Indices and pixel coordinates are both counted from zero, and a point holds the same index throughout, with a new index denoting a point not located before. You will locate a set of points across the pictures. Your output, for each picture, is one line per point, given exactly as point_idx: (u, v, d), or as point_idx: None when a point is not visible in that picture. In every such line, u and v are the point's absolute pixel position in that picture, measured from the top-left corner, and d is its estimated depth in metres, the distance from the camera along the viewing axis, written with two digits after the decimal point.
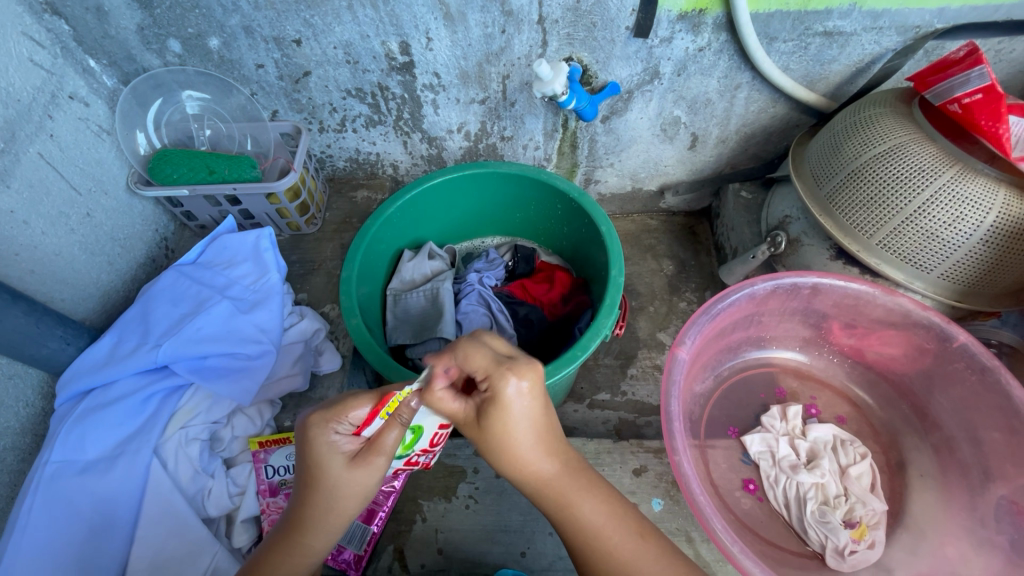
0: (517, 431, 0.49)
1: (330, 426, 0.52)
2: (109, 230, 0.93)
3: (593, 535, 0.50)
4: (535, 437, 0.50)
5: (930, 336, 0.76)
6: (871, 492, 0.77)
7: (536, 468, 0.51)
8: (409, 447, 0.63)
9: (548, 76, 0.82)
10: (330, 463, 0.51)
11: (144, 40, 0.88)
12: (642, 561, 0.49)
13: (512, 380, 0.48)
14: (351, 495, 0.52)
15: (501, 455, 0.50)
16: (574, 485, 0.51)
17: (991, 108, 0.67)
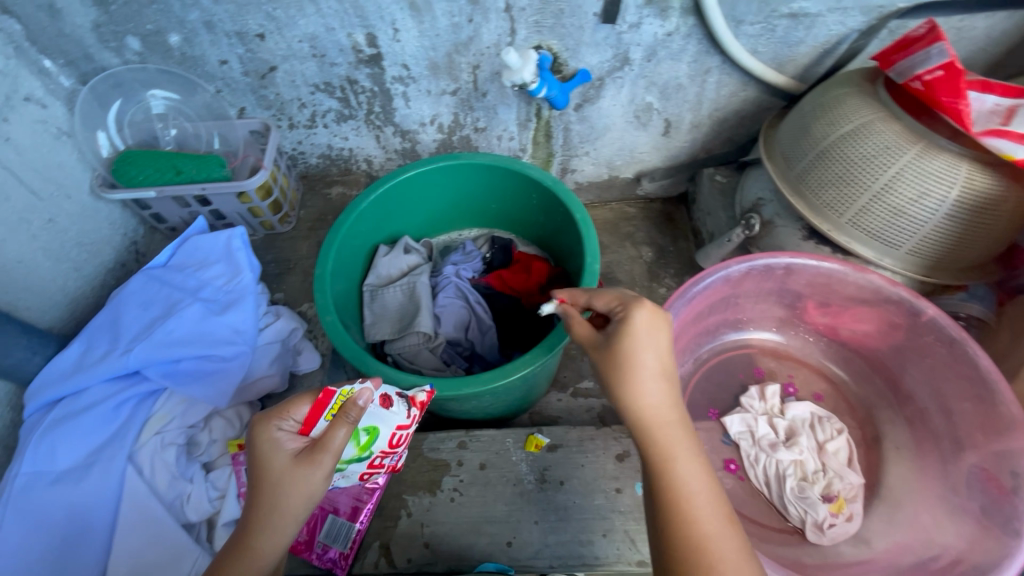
0: (645, 354, 0.53)
1: (275, 422, 0.54)
2: (74, 236, 0.90)
3: (689, 491, 0.49)
4: (656, 374, 0.53)
5: (900, 311, 0.78)
6: (848, 466, 0.79)
7: (654, 404, 0.52)
8: (367, 448, 0.61)
9: (517, 64, 0.81)
10: (274, 459, 0.52)
11: (101, 38, 0.86)
12: (723, 536, 0.47)
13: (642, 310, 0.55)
14: (297, 495, 0.51)
15: (620, 377, 0.53)
16: (685, 442, 0.51)
17: (952, 84, 0.69)
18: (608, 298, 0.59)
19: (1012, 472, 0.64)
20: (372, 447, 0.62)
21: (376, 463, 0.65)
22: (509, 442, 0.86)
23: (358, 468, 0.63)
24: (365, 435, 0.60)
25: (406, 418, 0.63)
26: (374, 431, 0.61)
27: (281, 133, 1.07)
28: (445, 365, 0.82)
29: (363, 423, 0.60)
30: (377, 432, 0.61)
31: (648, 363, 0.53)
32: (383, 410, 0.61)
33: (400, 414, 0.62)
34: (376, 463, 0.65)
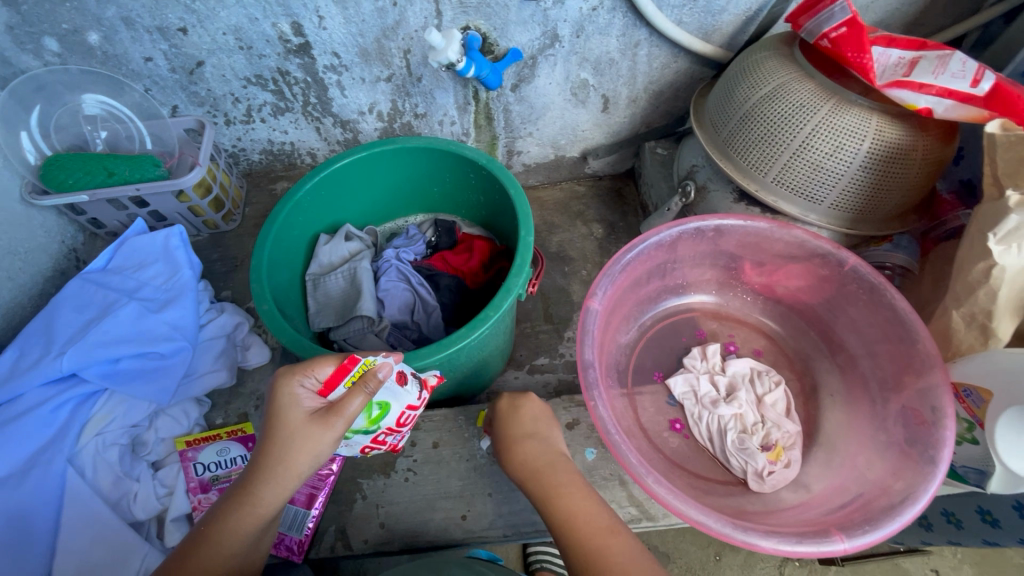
0: (512, 427, 0.67)
1: (300, 380, 0.54)
2: (5, 244, 0.88)
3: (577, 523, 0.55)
4: (525, 437, 0.65)
5: (826, 263, 0.81)
6: (786, 416, 0.82)
7: (532, 466, 0.62)
8: (375, 423, 0.61)
9: (441, 44, 0.82)
10: (291, 413, 0.53)
11: (16, 40, 0.84)
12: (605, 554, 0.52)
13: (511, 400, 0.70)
14: (309, 452, 0.52)
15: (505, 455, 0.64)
16: (566, 483, 0.59)
17: (855, 40, 0.71)
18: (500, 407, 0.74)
19: (931, 406, 0.67)
20: (381, 421, 0.61)
21: (379, 437, 0.64)
22: (462, 419, 0.87)
23: (360, 438, 0.62)
24: (377, 410, 0.60)
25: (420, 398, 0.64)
26: (388, 405, 0.60)
27: (217, 130, 1.07)
28: (391, 348, 0.82)
29: (377, 397, 0.59)
30: (391, 407, 0.60)
31: (524, 429, 0.66)
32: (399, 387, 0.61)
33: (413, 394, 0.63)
34: (379, 437, 0.64)
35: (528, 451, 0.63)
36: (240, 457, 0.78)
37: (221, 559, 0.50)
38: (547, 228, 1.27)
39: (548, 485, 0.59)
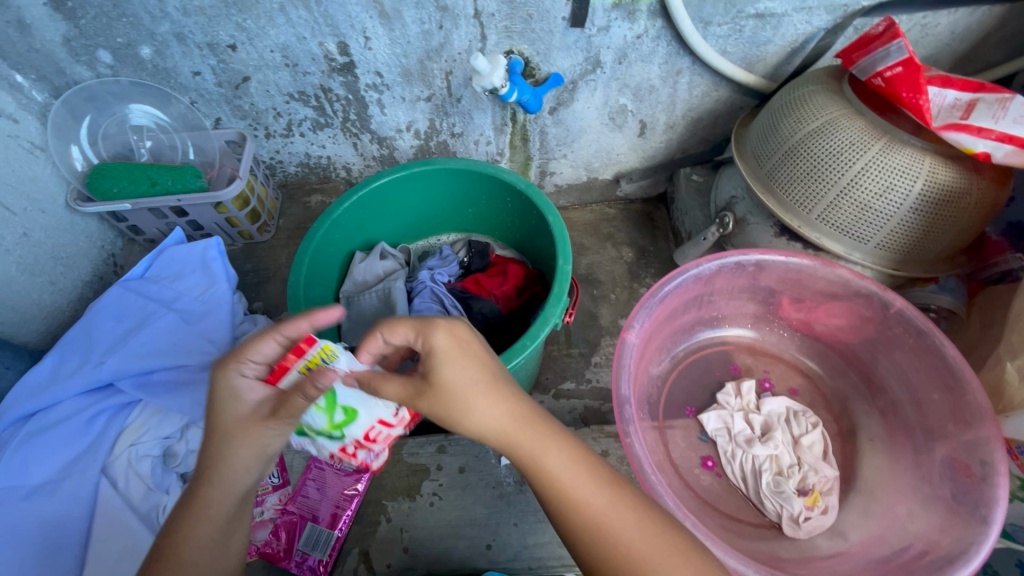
0: (459, 374, 0.46)
1: (232, 368, 0.50)
2: (49, 249, 0.90)
3: (572, 489, 0.46)
4: (485, 393, 0.46)
5: (870, 304, 0.79)
6: (824, 459, 0.79)
7: (490, 426, 0.46)
8: (338, 429, 0.55)
9: (486, 69, 0.82)
10: (231, 405, 0.49)
11: (72, 52, 0.86)
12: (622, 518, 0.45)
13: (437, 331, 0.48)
14: (253, 443, 0.48)
15: (448, 411, 0.46)
16: (545, 435, 0.47)
17: (911, 79, 0.70)
18: (399, 330, 0.50)
19: (981, 460, 0.65)
20: (348, 420, 0.55)
21: (345, 449, 0.57)
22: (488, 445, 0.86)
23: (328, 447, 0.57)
24: (341, 414, 0.55)
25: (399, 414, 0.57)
26: (355, 406, 0.55)
27: (258, 143, 1.08)
28: None
29: (343, 399, 0.55)
30: (359, 411, 0.55)
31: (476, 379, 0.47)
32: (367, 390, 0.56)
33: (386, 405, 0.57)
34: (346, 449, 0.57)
35: (483, 410, 0.46)
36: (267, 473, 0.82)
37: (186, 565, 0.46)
38: (577, 249, 1.26)
39: (519, 442, 0.46)
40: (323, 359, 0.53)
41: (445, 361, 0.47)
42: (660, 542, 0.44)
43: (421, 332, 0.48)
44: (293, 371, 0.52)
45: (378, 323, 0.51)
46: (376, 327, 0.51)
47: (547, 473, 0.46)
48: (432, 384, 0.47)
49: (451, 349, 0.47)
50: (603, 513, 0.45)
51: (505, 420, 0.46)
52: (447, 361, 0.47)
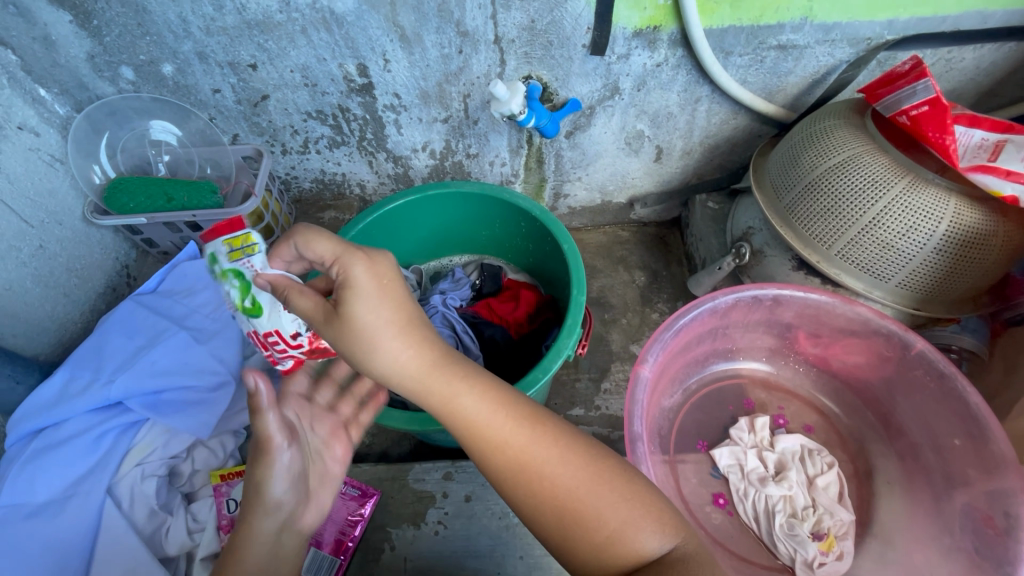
0: (366, 313, 0.46)
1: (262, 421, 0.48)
2: (64, 261, 0.91)
3: (485, 429, 0.49)
4: (394, 331, 0.47)
5: (890, 344, 0.77)
6: (839, 502, 0.78)
7: (399, 371, 0.48)
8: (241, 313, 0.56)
9: (505, 96, 0.82)
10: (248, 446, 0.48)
11: (95, 67, 0.87)
12: (537, 446, 0.49)
13: (356, 261, 0.47)
14: (267, 506, 0.48)
15: (356, 347, 0.47)
16: (454, 380, 0.49)
17: (938, 119, 0.69)
18: (320, 245, 0.48)
19: (1005, 511, 0.63)
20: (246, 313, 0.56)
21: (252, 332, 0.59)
22: None
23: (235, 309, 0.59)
24: (246, 303, 0.55)
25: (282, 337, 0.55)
26: (255, 306, 0.54)
27: (274, 159, 1.08)
28: None
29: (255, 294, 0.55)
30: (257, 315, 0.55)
31: (383, 316, 0.46)
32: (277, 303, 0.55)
33: (291, 324, 0.57)
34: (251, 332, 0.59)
35: (392, 353, 0.47)
36: None
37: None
38: (589, 271, 1.25)
39: (432, 386, 0.48)
40: (242, 253, 0.54)
41: (357, 292, 0.46)
42: (574, 469, 0.48)
43: (339, 259, 0.47)
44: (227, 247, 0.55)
45: (297, 231, 0.50)
46: (296, 241, 0.50)
47: (459, 416, 0.49)
48: (342, 318, 0.46)
49: (371, 282, 0.46)
50: (518, 450, 0.48)
51: (416, 363, 0.48)
52: (359, 295, 0.46)
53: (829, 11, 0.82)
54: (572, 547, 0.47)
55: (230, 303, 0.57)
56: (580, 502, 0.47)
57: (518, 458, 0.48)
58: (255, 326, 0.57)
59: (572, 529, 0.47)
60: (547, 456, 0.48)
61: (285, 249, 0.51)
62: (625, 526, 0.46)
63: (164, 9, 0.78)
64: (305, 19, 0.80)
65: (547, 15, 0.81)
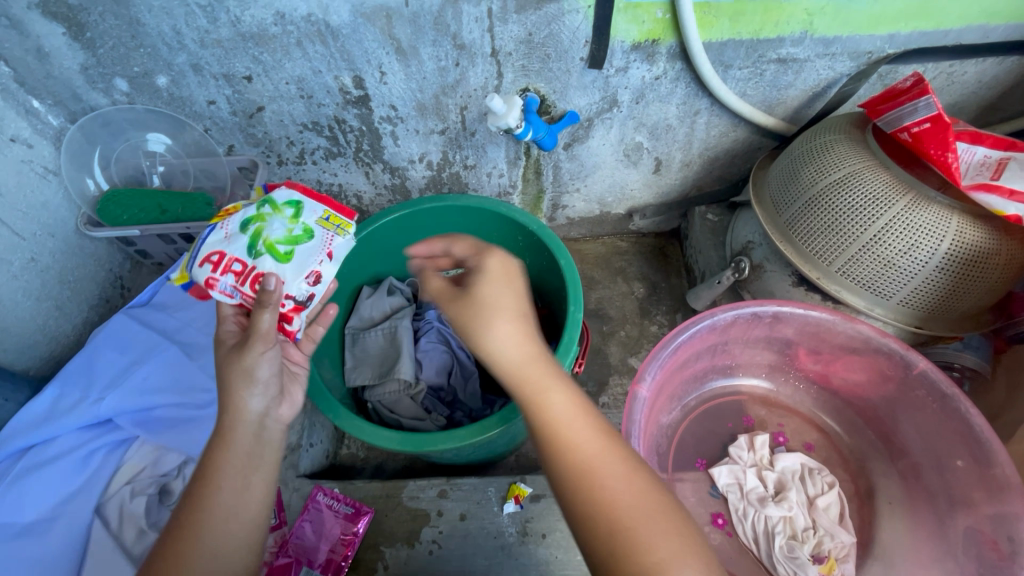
0: (496, 290, 0.58)
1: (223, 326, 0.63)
2: (57, 273, 0.90)
3: (562, 424, 0.50)
4: (513, 313, 0.56)
5: (891, 363, 0.76)
6: (840, 523, 0.76)
7: (505, 347, 0.54)
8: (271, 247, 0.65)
9: (502, 110, 0.81)
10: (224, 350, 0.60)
11: (89, 79, 0.85)
12: (605, 456, 0.48)
13: (493, 256, 0.61)
14: (251, 388, 0.57)
15: (476, 319, 0.56)
16: (548, 373, 0.53)
17: (940, 136, 0.68)
18: (466, 246, 0.65)
19: (1009, 536, 0.62)
20: (271, 254, 0.64)
21: (235, 265, 0.64)
22: (491, 492, 0.83)
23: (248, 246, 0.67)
24: (283, 248, 0.65)
25: (266, 289, 0.59)
26: (291, 255, 0.65)
27: (270, 169, 1.07)
28: (426, 413, 0.81)
29: (299, 248, 0.66)
30: (281, 263, 0.64)
31: (505, 298, 0.57)
32: (308, 266, 0.65)
33: (298, 288, 0.64)
34: (234, 265, 0.64)
35: (502, 331, 0.55)
36: None
37: (207, 537, 0.51)
38: (588, 282, 1.24)
39: (528, 375, 0.53)
40: (329, 227, 0.69)
41: (492, 278, 0.58)
42: (637, 488, 0.46)
43: (477, 254, 0.63)
44: (318, 213, 0.69)
45: (452, 236, 0.68)
46: (444, 244, 0.67)
47: (543, 405, 0.51)
48: (470, 292, 0.58)
49: (501, 274, 0.59)
50: (587, 455, 0.48)
51: (521, 348, 0.54)
52: (492, 277, 0.59)
53: (830, 25, 0.81)
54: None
55: (259, 235, 0.66)
56: (634, 523, 0.44)
57: (584, 463, 0.47)
58: (261, 263, 0.64)
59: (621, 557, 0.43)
60: (613, 467, 0.47)
61: (437, 243, 0.68)
62: (674, 559, 0.42)
63: (157, 21, 0.77)
64: (300, 32, 0.79)
65: (545, 28, 0.80)
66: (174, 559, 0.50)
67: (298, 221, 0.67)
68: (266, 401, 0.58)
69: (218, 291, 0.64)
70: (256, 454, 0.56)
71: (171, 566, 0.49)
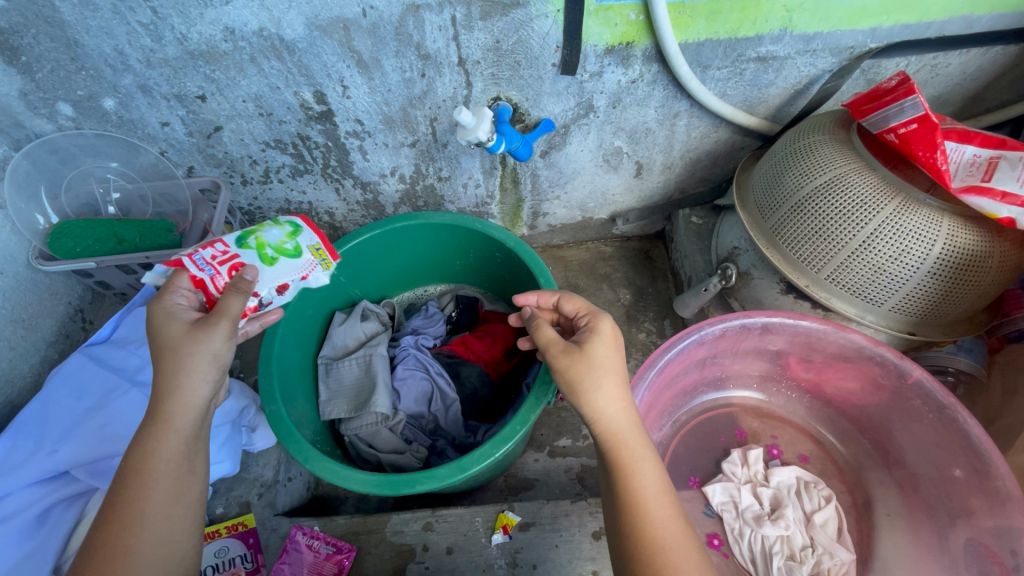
0: (608, 353, 0.56)
1: (167, 298, 0.58)
2: (8, 312, 0.84)
3: (649, 500, 0.49)
4: (618, 380, 0.54)
5: (886, 372, 0.74)
6: (838, 539, 0.74)
7: (611, 410, 0.53)
8: (259, 247, 0.67)
9: (471, 123, 0.77)
10: (171, 326, 0.56)
11: (30, 105, 0.80)
12: (679, 541, 0.48)
13: (605, 320, 0.60)
14: (201, 375, 0.54)
15: (585, 375, 0.54)
16: (643, 446, 0.53)
17: (927, 138, 0.65)
18: (578, 303, 0.64)
19: (1011, 550, 0.60)
20: (258, 251, 0.66)
21: (218, 245, 0.64)
22: (479, 522, 0.80)
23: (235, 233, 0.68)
24: (270, 252, 0.67)
25: (245, 278, 0.61)
26: (277, 262, 0.67)
27: (234, 190, 1.02)
28: (406, 444, 0.78)
29: (283, 259, 0.68)
30: (264, 264, 0.66)
31: (614, 363, 0.55)
32: (282, 279, 0.67)
33: (270, 290, 0.66)
34: (219, 246, 0.64)
35: (611, 394, 0.54)
36: (240, 557, 0.77)
37: (152, 526, 0.50)
38: (573, 291, 1.21)
39: (623, 440, 0.52)
40: (318, 257, 0.71)
41: (610, 340, 0.57)
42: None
43: (591, 314, 0.62)
44: (313, 240, 0.71)
45: (562, 291, 0.67)
46: (557, 295, 0.66)
47: (635, 476, 0.51)
48: (582, 349, 0.56)
49: (614, 337, 0.58)
50: (667, 540, 0.47)
51: (623, 416, 0.53)
52: (606, 338, 0.57)
53: (810, 21, 0.77)
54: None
55: (251, 234, 0.67)
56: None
57: (663, 547, 0.47)
58: (245, 256, 0.65)
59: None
60: (688, 560, 0.47)
61: (550, 294, 0.68)
62: None
63: (97, 42, 0.72)
64: (253, 47, 0.74)
65: (513, 35, 0.76)
66: (117, 548, 0.48)
67: (295, 238, 0.69)
68: (214, 387, 0.57)
69: (190, 261, 0.61)
70: (196, 440, 0.55)
71: (114, 557, 0.48)
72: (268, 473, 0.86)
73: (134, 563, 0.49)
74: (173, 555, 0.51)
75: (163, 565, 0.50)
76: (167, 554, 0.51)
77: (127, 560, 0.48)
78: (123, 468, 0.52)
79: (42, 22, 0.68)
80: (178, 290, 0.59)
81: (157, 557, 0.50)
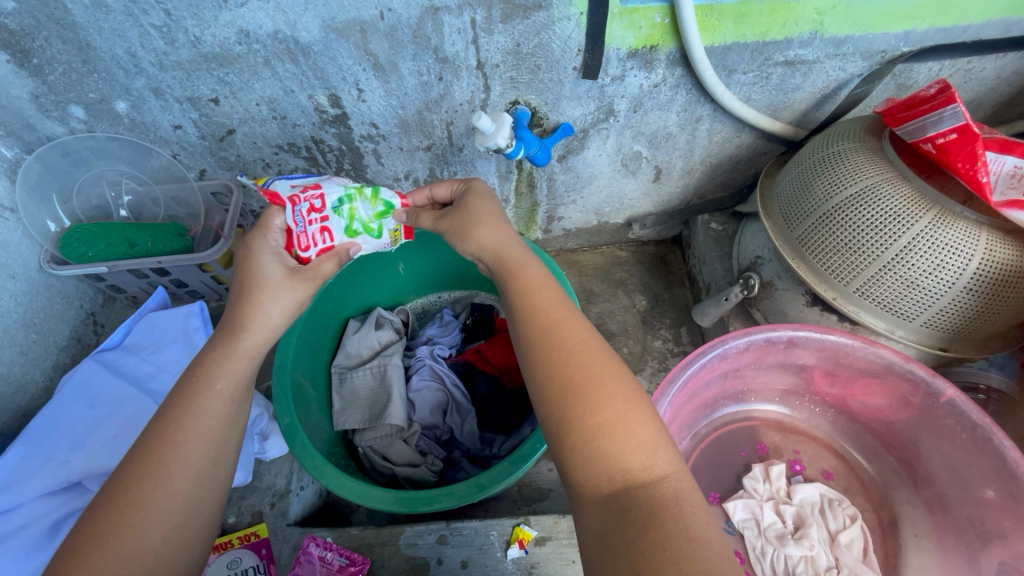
0: (480, 203, 0.64)
1: (267, 235, 0.63)
2: (20, 316, 0.84)
3: (530, 295, 0.53)
4: (493, 221, 0.62)
5: (916, 389, 0.71)
6: (864, 559, 0.72)
7: (488, 240, 0.60)
8: (352, 220, 0.65)
9: (490, 129, 0.75)
10: (269, 269, 0.61)
11: (42, 108, 0.78)
12: (570, 322, 0.50)
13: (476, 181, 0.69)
14: (279, 316, 0.60)
15: (463, 225, 0.62)
16: (524, 260, 0.58)
17: (967, 149, 0.62)
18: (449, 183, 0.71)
19: None
20: (346, 221, 0.65)
21: (317, 202, 0.63)
22: (494, 535, 0.78)
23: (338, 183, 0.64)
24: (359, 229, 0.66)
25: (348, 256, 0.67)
26: (356, 241, 0.67)
27: (246, 193, 1.01)
28: (422, 457, 0.76)
29: (366, 237, 0.67)
30: (347, 238, 0.66)
31: (487, 209, 0.64)
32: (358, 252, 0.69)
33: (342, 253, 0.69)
34: (317, 204, 0.63)
35: (486, 228, 0.61)
36: (252, 568, 0.76)
37: (201, 441, 0.51)
38: (587, 296, 1.19)
39: (504, 259, 0.58)
40: (393, 238, 0.70)
41: (479, 195, 0.66)
42: (602, 359, 0.47)
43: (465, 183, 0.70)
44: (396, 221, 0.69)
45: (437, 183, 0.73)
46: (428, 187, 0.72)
47: (517, 278, 0.56)
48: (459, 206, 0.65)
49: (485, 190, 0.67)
50: (550, 321, 0.50)
51: (499, 241, 0.60)
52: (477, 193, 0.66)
53: (841, 23, 0.74)
54: (592, 462, 0.42)
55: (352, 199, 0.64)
56: (598, 390, 0.44)
57: (550, 328, 0.50)
58: (333, 221, 0.64)
59: (592, 433, 0.42)
60: (569, 334, 0.49)
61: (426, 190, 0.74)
62: (619, 419, 0.43)
63: (110, 44, 0.70)
64: (268, 50, 0.72)
65: (533, 38, 0.74)
66: (167, 458, 0.49)
67: (381, 221, 0.67)
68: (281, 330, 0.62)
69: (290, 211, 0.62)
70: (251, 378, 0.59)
71: (167, 470, 0.49)
72: (281, 482, 0.86)
73: (180, 473, 0.49)
74: (216, 479, 0.52)
75: (203, 483, 0.51)
76: (209, 471, 0.51)
77: (178, 473, 0.49)
78: (175, 398, 0.54)
79: (54, 24, 0.67)
80: (271, 230, 0.63)
81: (202, 472, 0.51)
